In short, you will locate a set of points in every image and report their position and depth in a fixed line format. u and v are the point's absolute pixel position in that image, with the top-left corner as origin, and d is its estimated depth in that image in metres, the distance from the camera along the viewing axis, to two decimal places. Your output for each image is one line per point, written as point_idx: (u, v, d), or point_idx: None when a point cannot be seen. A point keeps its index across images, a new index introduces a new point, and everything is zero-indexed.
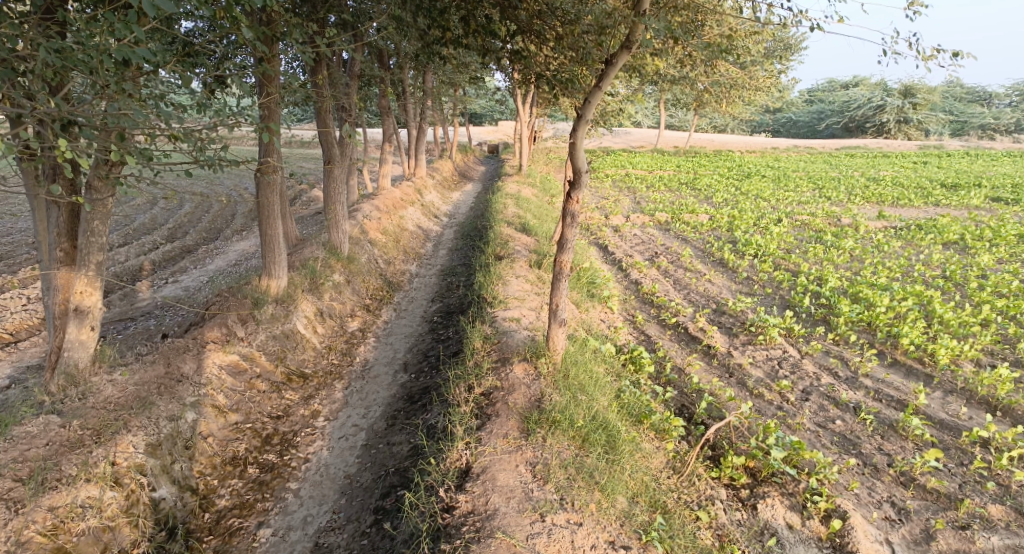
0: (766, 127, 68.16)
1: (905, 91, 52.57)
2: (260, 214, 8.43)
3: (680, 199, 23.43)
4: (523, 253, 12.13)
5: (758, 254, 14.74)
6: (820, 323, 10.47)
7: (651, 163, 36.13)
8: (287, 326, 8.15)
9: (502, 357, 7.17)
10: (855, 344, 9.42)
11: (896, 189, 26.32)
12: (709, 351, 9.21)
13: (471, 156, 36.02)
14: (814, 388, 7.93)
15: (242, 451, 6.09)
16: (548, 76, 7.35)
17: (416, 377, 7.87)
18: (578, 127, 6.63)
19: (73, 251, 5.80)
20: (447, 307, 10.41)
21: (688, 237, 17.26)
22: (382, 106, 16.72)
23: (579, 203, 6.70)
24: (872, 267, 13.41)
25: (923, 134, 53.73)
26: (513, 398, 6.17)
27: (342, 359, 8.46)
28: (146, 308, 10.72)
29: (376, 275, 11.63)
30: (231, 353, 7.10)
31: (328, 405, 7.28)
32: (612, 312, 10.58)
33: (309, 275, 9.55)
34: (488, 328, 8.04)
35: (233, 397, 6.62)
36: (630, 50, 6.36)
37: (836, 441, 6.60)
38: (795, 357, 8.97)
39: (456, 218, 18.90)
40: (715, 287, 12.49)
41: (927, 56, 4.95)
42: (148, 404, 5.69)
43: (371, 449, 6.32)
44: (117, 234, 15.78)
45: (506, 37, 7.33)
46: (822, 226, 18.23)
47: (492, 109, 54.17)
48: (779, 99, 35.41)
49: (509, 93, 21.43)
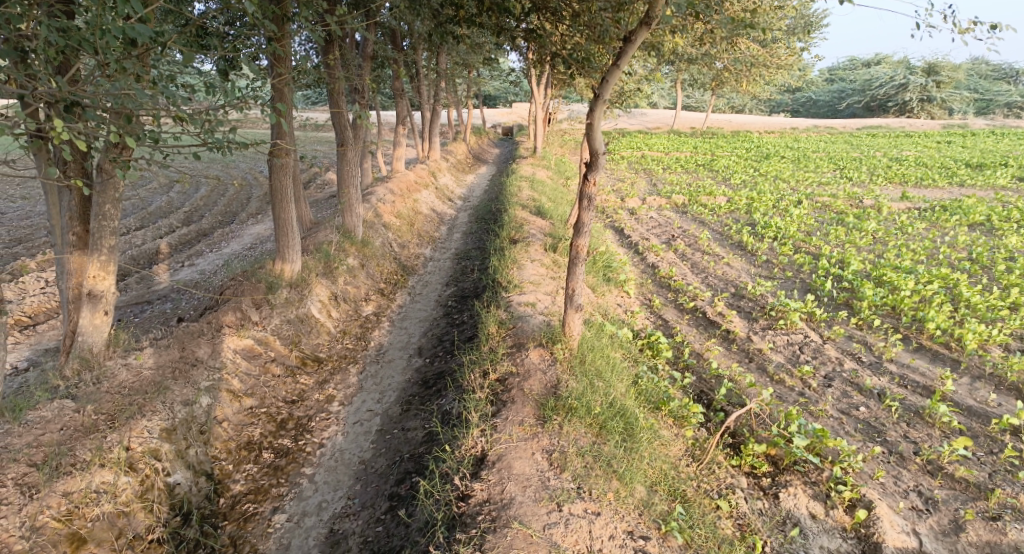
0: (785, 107, 66.87)
1: (930, 68, 51.13)
2: (273, 197, 8.33)
3: (697, 180, 23.03)
4: (538, 236, 11.97)
5: (778, 237, 14.45)
6: (842, 307, 10.23)
7: (667, 145, 35.59)
8: (301, 311, 8.12)
9: (517, 342, 7.07)
10: (879, 329, 9.18)
11: (919, 169, 25.66)
12: (728, 335, 9.05)
13: (485, 138, 35.74)
14: (836, 374, 7.75)
15: (257, 436, 6.07)
16: (564, 56, 7.14)
17: (431, 362, 7.81)
18: (595, 107, 6.42)
19: (86, 235, 5.78)
20: (462, 291, 10.32)
21: (705, 219, 16.97)
22: (395, 88, 16.55)
23: (596, 186, 6.51)
24: (895, 250, 13.07)
25: (947, 113, 52.35)
26: (529, 384, 6.08)
27: (357, 343, 8.42)
28: (162, 292, 10.75)
29: (390, 258, 11.56)
30: (246, 338, 7.09)
31: (342, 389, 7.25)
32: (628, 297, 10.43)
33: (324, 259, 9.49)
34: (503, 313, 7.94)
35: (247, 381, 6.60)
36: (649, 27, 6.11)
37: (860, 428, 6.43)
38: (816, 341, 8.77)
39: (471, 201, 18.75)
40: (733, 270, 12.26)
41: (962, 31, 4.51)
42: (162, 389, 5.67)
43: (386, 435, 6.28)
44: (133, 218, 15.83)
45: (522, 14, 7.04)
46: (844, 208, 17.82)
47: (506, 91, 53.63)
48: (799, 77, 34.59)
49: (524, 73, 21.13)
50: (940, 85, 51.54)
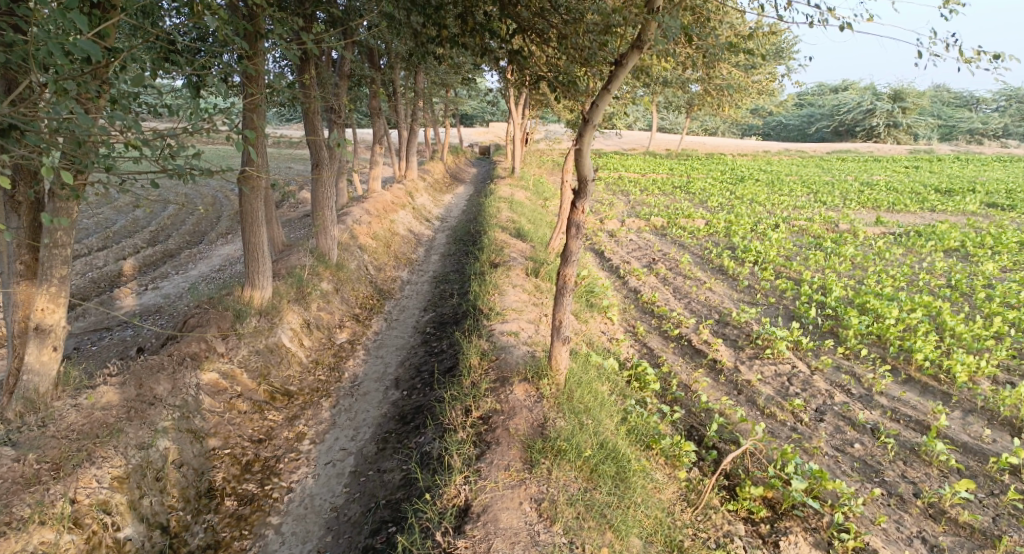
0: (757, 130, 68.23)
1: (895, 95, 52.63)
2: (242, 221, 7.87)
3: (675, 202, 23.09)
4: (520, 260, 11.69)
5: (758, 261, 14.39)
6: (828, 335, 10.12)
7: (644, 166, 35.83)
8: (271, 340, 7.67)
9: (500, 376, 6.71)
10: (866, 359, 9.12)
11: (890, 193, 26.15)
12: (716, 366, 8.82)
13: (462, 158, 35.58)
14: (827, 408, 7.63)
15: (219, 481, 5.60)
16: (549, 78, 6.91)
17: (409, 394, 7.40)
18: (584, 131, 6.17)
19: (35, 264, 5.23)
20: (441, 317, 9.97)
21: (685, 242, 16.90)
22: (372, 106, 16.27)
23: (584, 214, 6.25)
24: (875, 276, 13.12)
25: (912, 139, 53.92)
26: (514, 423, 5.74)
27: (330, 375, 7.97)
28: (122, 318, 10.13)
29: (365, 282, 11.15)
30: (210, 371, 6.61)
31: (313, 426, 6.80)
32: (612, 323, 10.17)
33: (296, 284, 9.05)
34: (485, 343, 7.59)
35: (210, 420, 6.12)
36: (640, 50, 5.91)
37: (857, 468, 6.43)
38: (805, 373, 8.61)
39: (449, 222, 18.46)
40: (716, 296, 12.12)
41: (968, 59, 4.42)
42: (115, 432, 5.16)
43: (360, 478, 5.85)
44: (94, 237, 15.13)
45: (506, 36, 6.80)
46: (820, 232, 17.94)
47: (484, 109, 53.58)
48: (772, 102, 35.21)
49: (503, 94, 21.06)
50: (906, 111, 53.05)
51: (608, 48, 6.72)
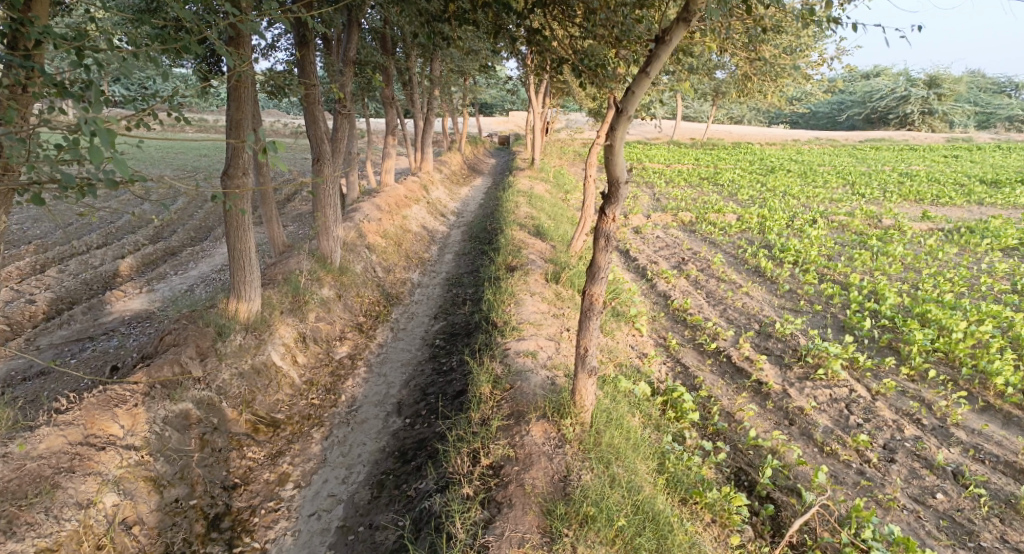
0: (784, 118, 66.04)
1: (931, 81, 50.13)
2: (226, 224, 6.92)
3: (703, 196, 21.80)
4: (539, 263, 10.66)
5: (799, 262, 13.16)
6: (886, 351, 8.99)
7: (668, 156, 34.42)
8: (258, 360, 6.81)
9: (515, 411, 5.76)
10: (934, 382, 8.03)
11: (932, 185, 24.60)
12: (761, 389, 7.72)
13: (480, 148, 34.49)
14: (898, 445, 6.64)
15: (178, 544, 4.80)
16: (573, 60, 5.76)
17: (412, 424, 6.49)
18: (618, 122, 5.04)
19: None
20: (452, 326, 9.03)
21: (717, 239, 15.71)
22: (384, 94, 15.32)
23: (616, 221, 5.21)
24: (932, 279, 11.88)
25: (948, 127, 51.57)
26: (531, 477, 4.82)
27: (325, 399, 7.07)
28: (110, 325, 9.38)
29: (371, 286, 10.24)
30: (183, 401, 5.73)
31: (301, 464, 5.93)
32: (640, 335, 9.08)
33: (291, 292, 8.14)
34: (498, 365, 6.63)
35: (176, 462, 5.30)
36: (688, 23, 4.67)
37: (945, 528, 5.58)
38: (866, 399, 7.51)
39: (464, 217, 17.47)
40: (754, 302, 10.97)
41: None
42: (49, 490, 4.39)
43: (348, 536, 5.02)
44: (97, 233, 14.45)
45: (524, 12, 5.71)
46: (863, 228, 16.61)
47: (503, 98, 52.24)
48: (804, 89, 33.61)
49: (521, 80, 19.90)
50: (942, 98, 50.53)
51: (645, 25, 5.64)
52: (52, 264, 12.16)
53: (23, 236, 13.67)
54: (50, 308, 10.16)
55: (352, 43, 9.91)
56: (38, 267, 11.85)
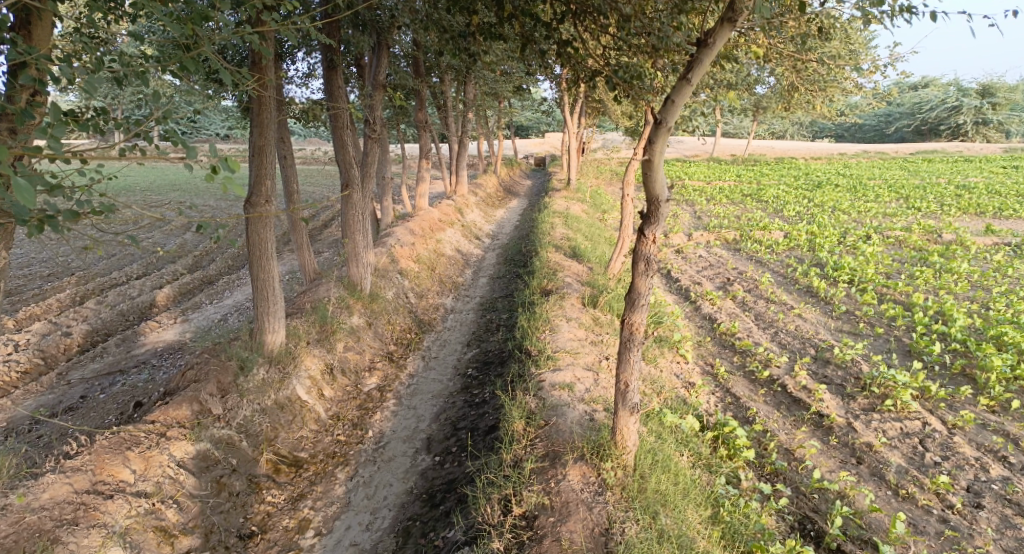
0: (829, 132, 64.21)
1: (984, 89, 47.90)
2: (249, 251, 6.69)
3: (747, 213, 20.99)
4: (575, 286, 10.20)
5: (854, 280, 12.31)
6: (960, 379, 8.15)
7: (708, 173, 33.59)
8: (281, 395, 6.54)
9: (551, 451, 5.31)
10: (1019, 414, 7.20)
11: (993, 197, 23.20)
12: (822, 422, 7.02)
13: (516, 170, 34.36)
14: (984, 487, 5.89)
15: None
16: (607, 72, 5.34)
17: (441, 463, 6.08)
18: (659, 135, 4.58)
19: None
20: (485, 355, 8.62)
21: (763, 258, 14.94)
22: (416, 118, 15.24)
23: (657, 243, 4.75)
24: (1004, 298, 10.92)
25: (1004, 136, 49.14)
26: (568, 529, 4.42)
27: (352, 434, 6.73)
28: (142, 358, 9.33)
29: (403, 313, 9.93)
30: (200, 441, 5.53)
31: (323, 508, 5.59)
32: (685, 362, 8.46)
33: (319, 321, 7.87)
34: (532, 398, 6.18)
35: (189, 509, 5.04)
36: (734, 24, 4.23)
37: None
38: (942, 433, 6.75)
39: (499, 240, 17.15)
40: (808, 325, 10.21)
41: None
42: (48, 545, 4.15)
43: None
44: (138, 262, 14.66)
45: (554, 22, 5.35)
46: (921, 244, 15.58)
47: (538, 120, 52.31)
48: None
49: (555, 100, 19.62)
50: (997, 107, 48.23)
51: (685, 31, 5.20)
52: (92, 294, 12.29)
53: (67, 267, 13.94)
54: (86, 339, 10.20)
55: (382, 66, 9.75)
56: (78, 298, 11.99)
